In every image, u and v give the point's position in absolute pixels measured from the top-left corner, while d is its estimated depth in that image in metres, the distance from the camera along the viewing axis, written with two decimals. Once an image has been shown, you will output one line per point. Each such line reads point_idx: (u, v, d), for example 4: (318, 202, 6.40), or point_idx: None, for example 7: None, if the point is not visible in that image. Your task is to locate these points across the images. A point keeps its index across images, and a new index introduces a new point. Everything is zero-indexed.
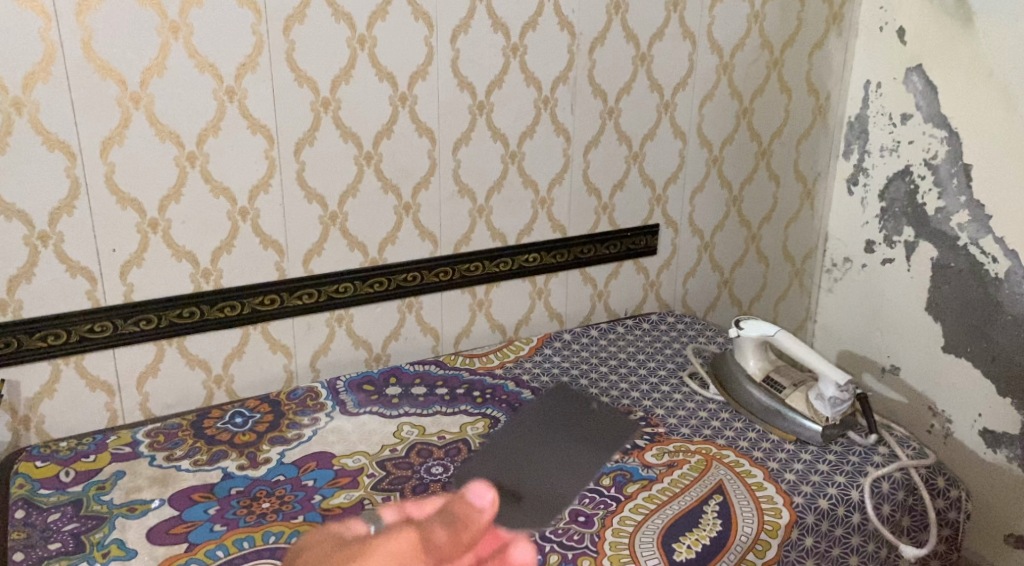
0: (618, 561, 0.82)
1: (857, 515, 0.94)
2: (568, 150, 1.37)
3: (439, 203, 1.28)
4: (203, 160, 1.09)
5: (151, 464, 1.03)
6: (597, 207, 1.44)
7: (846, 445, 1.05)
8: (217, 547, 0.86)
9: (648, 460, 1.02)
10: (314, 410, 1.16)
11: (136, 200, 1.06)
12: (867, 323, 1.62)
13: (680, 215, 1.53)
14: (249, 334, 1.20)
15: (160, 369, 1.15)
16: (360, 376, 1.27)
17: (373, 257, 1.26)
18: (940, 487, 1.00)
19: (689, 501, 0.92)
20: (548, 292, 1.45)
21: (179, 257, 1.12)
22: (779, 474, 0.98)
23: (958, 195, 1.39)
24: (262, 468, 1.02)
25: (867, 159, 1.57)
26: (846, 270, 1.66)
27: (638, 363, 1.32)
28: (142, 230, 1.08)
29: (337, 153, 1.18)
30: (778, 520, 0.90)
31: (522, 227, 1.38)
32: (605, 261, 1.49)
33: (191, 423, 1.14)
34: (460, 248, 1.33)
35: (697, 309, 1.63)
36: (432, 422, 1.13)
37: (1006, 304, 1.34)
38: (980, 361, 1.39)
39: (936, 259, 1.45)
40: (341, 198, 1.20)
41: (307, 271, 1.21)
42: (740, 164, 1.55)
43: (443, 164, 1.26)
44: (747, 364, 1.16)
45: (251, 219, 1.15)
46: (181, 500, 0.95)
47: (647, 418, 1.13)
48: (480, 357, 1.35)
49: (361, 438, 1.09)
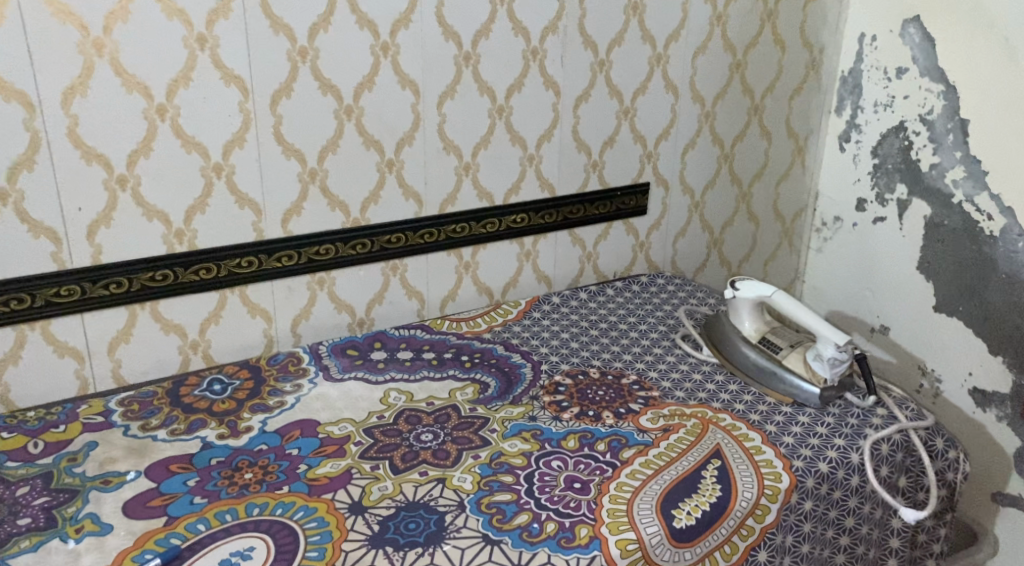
0: (616, 528, 0.80)
1: (857, 478, 0.93)
2: (557, 105, 1.31)
3: (423, 159, 1.23)
4: (174, 113, 1.02)
5: (125, 434, 0.98)
6: (587, 164, 1.39)
7: (844, 407, 1.03)
8: (198, 521, 0.82)
9: (643, 424, 0.99)
10: (296, 376, 1.12)
11: (102, 154, 0.99)
12: (857, 282, 1.61)
13: (671, 174, 1.49)
14: (227, 298, 1.14)
15: (133, 335, 1.09)
16: (343, 340, 1.22)
17: (355, 218, 1.21)
18: (938, 448, 0.98)
19: (687, 465, 0.90)
20: (537, 254, 1.41)
21: (151, 217, 1.06)
22: (777, 437, 0.96)
23: (954, 151, 1.36)
24: (243, 437, 0.98)
25: (860, 115, 1.54)
26: (836, 229, 1.64)
27: (629, 326, 1.29)
28: (110, 186, 1.01)
29: (316, 105, 1.11)
30: (778, 484, 0.89)
31: (510, 186, 1.33)
32: (594, 221, 1.45)
33: (167, 390, 1.09)
34: (446, 207, 1.28)
35: (686, 270, 1.60)
36: (420, 388, 1.09)
37: (1000, 262, 1.32)
38: (973, 321, 1.38)
39: (930, 217, 1.43)
40: (321, 154, 1.14)
41: (285, 232, 1.16)
42: (732, 120, 1.51)
43: (428, 119, 1.21)
44: (743, 326, 1.14)
45: (226, 176, 1.09)
46: (158, 472, 0.91)
47: (640, 382, 1.10)
48: (466, 321, 1.31)
49: (347, 405, 1.05)
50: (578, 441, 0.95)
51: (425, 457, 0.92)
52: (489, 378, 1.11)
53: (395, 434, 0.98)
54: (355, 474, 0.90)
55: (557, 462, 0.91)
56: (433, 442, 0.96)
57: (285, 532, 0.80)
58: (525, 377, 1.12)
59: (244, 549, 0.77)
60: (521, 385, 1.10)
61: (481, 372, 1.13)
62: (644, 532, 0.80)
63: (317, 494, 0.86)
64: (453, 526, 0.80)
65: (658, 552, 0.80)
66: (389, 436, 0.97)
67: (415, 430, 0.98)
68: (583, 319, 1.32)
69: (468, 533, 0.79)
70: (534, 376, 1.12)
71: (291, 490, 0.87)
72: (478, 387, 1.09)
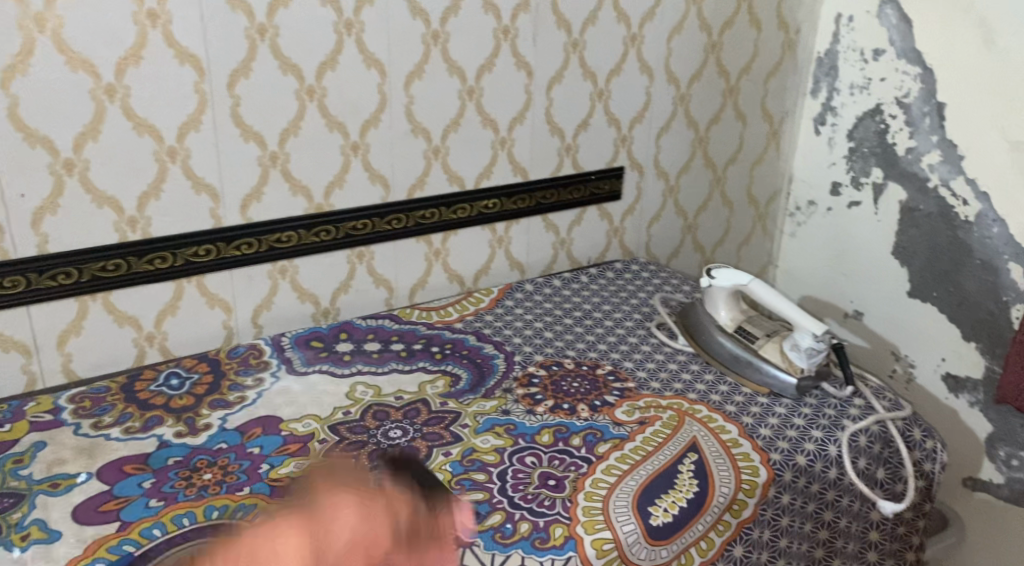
0: (592, 527, 0.78)
1: (834, 471, 0.91)
2: (530, 86, 1.27)
3: (390, 142, 1.18)
4: (123, 93, 0.96)
5: (75, 433, 0.93)
6: (560, 147, 1.35)
7: (821, 397, 1.02)
8: (154, 526, 0.77)
9: (618, 417, 0.97)
10: (258, 369, 1.08)
11: (46, 137, 0.93)
12: (831, 267, 1.61)
13: (646, 157, 1.46)
14: (184, 288, 1.09)
15: (83, 328, 1.03)
16: (307, 331, 1.18)
17: (319, 203, 1.16)
18: (915, 439, 0.97)
19: (664, 460, 0.88)
20: (509, 240, 1.37)
21: (101, 203, 0.99)
22: (754, 429, 0.94)
23: (930, 134, 1.36)
24: (202, 435, 0.93)
25: (836, 98, 1.53)
26: (811, 214, 1.63)
27: (604, 314, 1.26)
28: (55, 171, 0.95)
29: (276, 85, 1.06)
30: (755, 478, 0.87)
31: (482, 170, 1.29)
32: (567, 207, 1.41)
33: (121, 385, 1.03)
34: (414, 192, 1.23)
35: (660, 256, 1.58)
36: (388, 381, 1.05)
37: (974, 248, 1.33)
38: (947, 306, 1.39)
39: (905, 202, 1.43)
40: (282, 136, 1.09)
41: (245, 219, 1.10)
42: (707, 102, 1.48)
43: (394, 100, 1.16)
44: (718, 315, 1.12)
45: (181, 160, 1.03)
46: (111, 473, 0.86)
47: (615, 372, 1.08)
48: (437, 310, 1.27)
49: (311, 400, 1.01)
50: (552, 436, 0.93)
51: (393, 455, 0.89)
52: (461, 370, 1.08)
53: (362, 431, 0.94)
54: None
55: (531, 458, 0.88)
56: (402, 438, 0.92)
57: None
58: (497, 369, 1.09)
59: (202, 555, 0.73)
60: (494, 377, 1.07)
61: (452, 364, 1.10)
62: (620, 531, 0.78)
63: (279, 496, 0.82)
64: None
65: (635, 551, 0.78)
66: (356, 433, 0.93)
67: (383, 426, 0.95)
68: (557, 307, 1.29)
69: None
70: (507, 368, 1.09)
71: (253, 491, 0.83)
72: (448, 379, 1.06)
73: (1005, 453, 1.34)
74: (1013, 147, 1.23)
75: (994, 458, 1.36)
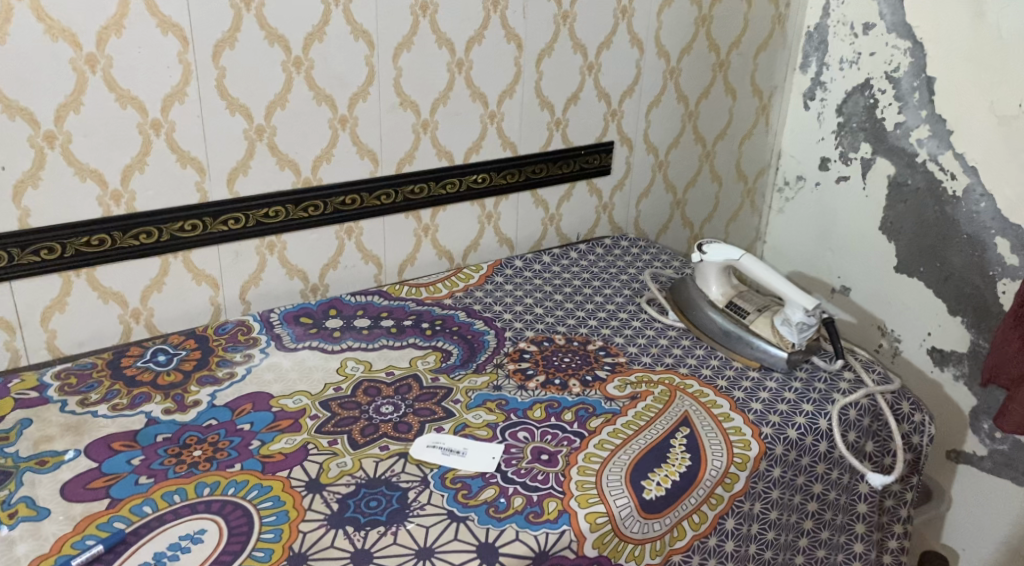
0: (586, 501, 0.78)
1: (825, 444, 0.92)
2: (520, 59, 1.26)
3: (379, 116, 1.16)
4: (105, 63, 0.93)
5: (62, 410, 0.92)
6: (550, 122, 1.34)
7: (811, 371, 1.03)
8: (144, 503, 0.77)
9: (610, 392, 0.97)
10: (247, 346, 1.07)
11: (26, 109, 0.90)
12: (819, 243, 1.62)
13: (635, 132, 1.45)
14: (170, 263, 1.07)
15: (68, 304, 1.02)
16: (296, 307, 1.17)
17: (307, 177, 1.14)
18: (904, 412, 0.99)
19: (656, 434, 0.89)
20: (498, 216, 1.36)
21: (84, 177, 0.97)
22: (745, 404, 0.95)
23: (919, 109, 1.37)
24: (191, 412, 0.92)
25: (826, 73, 1.53)
26: (799, 189, 1.64)
27: (594, 290, 1.26)
28: (36, 144, 0.93)
29: (261, 57, 1.03)
30: (747, 452, 0.87)
31: (471, 144, 1.27)
32: (557, 182, 1.40)
33: (107, 362, 1.02)
34: (403, 167, 1.22)
35: (649, 232, 1.58)
36: (378, 357, 1.05)
37: (961, 223, 1.34)
38: (933, 282, 1.41)
39: (893, 177, 1.44)
40: (268, 109, 1.07)
41: (231, 193, 1.08)
42: (697, 76, 1.47)
43: (382, 73, 1.14)
44: (709, 290, 1.13)
45: (166, 133, 1.01)
46: (99, 451, 0.85)
47: (606, 348, 1.08)
48: (426, 286, 1.26)
49: (301, 377, 1.00)
50: (544, 411, 0.93)
51: (385, 431, 0.89)
52: (452, 346, 1.08)
53: (354, 407, 0.93)
54: (312, 450, 0.85)
55: (524, 433, 0.88)
56: (394, 414, 0.92)
57: (238, 513, 0.75)
58: (488, 345, 1.08)
59: (194, 532, 0.73)
60: (485, 352, 1.06)
61: (443, 340, 1.09)
62: (613, 505, 0.78)
63: (271, 472, 0.82)
64: (416, 503, 0.77)
65: (628, 525, 0.78)
66: (347, 409, 0.93)
67: (375, 402, 0.94)
68: (547, 283, 1.28)
69: (432, 510, 0.76)
70: (498, 344, 1.08)
71: (244, 468, 0.82)
72: (439, 355, 1.05)
73: (989, 426, 1.37)
74: (1001, 121, 1.24)
75: (978, 431, 1.39)
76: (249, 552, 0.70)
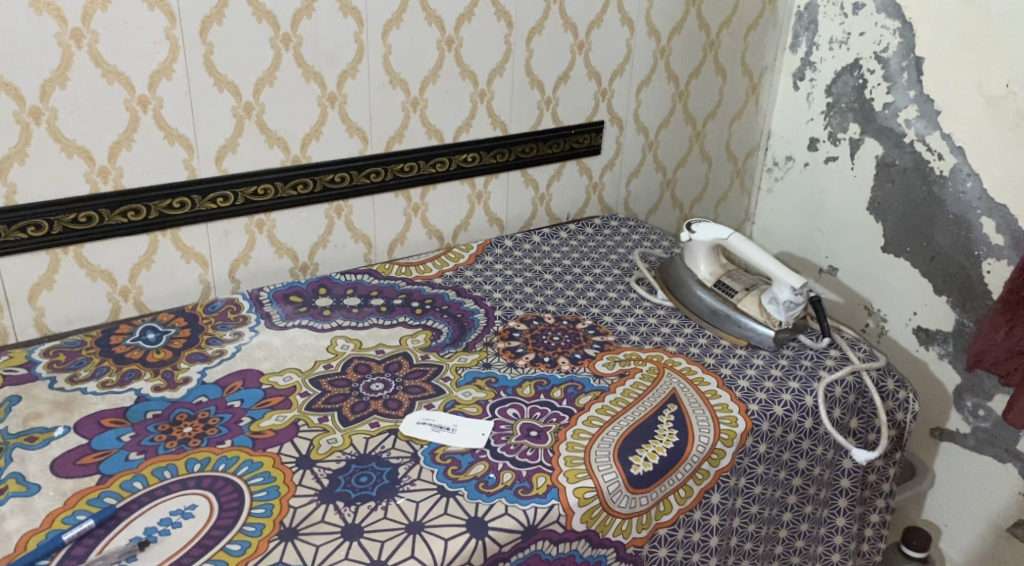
0: (574, 476, 0.79)
1: (810, 420, 0.94)
2: (509, 37, 1.25)
3: (368, 93, 1.15)
4: (91, 39, 0.92)
5: (51, 387, 0.91)
6: (540, 101, 1.34)
7: (797, 349, 1.04)
8: (134, 479, 0.77)
9: (599, 369, 0.98)
10: (236, 324, 1.06)
11: (11, 83, 0.89)
12: (807, 223, 1.63)
13: (625, 112, 1.45)
14: (158, 241, 1.07)
15: (56, 282, 1.01)
16: (285, 286, 1.17)
17: (296, 155, 1.13)
18: (889, 389, 1.00)
19: (644, 411, 0.90)
20: (488, 195, 1.36)
21: (70, 153, 0.96)
22: (732, 381, 0.96)
23: (908, 89, 1.37)
24: (181, 389, 0.92)
25: (815, 53, 1.53)
26: (788, 169, 1.65)
27: (583, 270, 1.26)
28: (22, 119, 0.92)
29: (249, 33, 1.02)
30: (734, 428, 0.89)
31: (461, 123, 1.27)
32: (547, 161, 1.40)
33: (96, 339, 1.02)
34: (392, 146, 1.21)
35: (639, 212, 1.58)
36: (368, 335, 1.05)
37: (948, 203, 1.35)
38: (919, 262, 1.42)
39: (881, 157, 1.45)
40: (256, 87, 1.06)
41: (220, 171, 1.08)
42: (688, 55, 1.47)
43: (371, 50, 1.13)
44: (698, 269, 1.13)
45: (153, 109, 1.00)
46: (89, 427, 0.85)
47: (595, 326, 1.09)
48: (416, 265, 1.26)
49: (291, 354, 1.00)
50: (533, 388, 0.94)
51: (376, 408, 0.89)
52: (441, 324, 1.08)
53: (344, 384, 0.94)
54: (302, 427, 0.86)
55: (513, 410, 0.89)
56: (384, 392, 0.93)
57: (228, 489, 0.76)
58: (478, 323, 1.09)
59: (184, 507, 0.73)
60: (474, 331, 1.07)
61: (432, 318, 1.10)
62: (602, 480, 0.79)
63: (261, 448, 0.82)
64: (406, 478, 0.78)
65: (616, 499, 0.79)
66: (337, 386, 0.93)
67: (365, 380, 0.95)
68: (537, 263, 1.29)
69: (422, 485, 0.77)
70: (487, 322, 1.09)
71: (234, 444, 0.83)
72: (429, 334, 1.06)
73: (972, 404, 1.39)
74: (989, 101, 1.25)
75: (961, 409, 1.41)
76: (240, 526, 0.71)
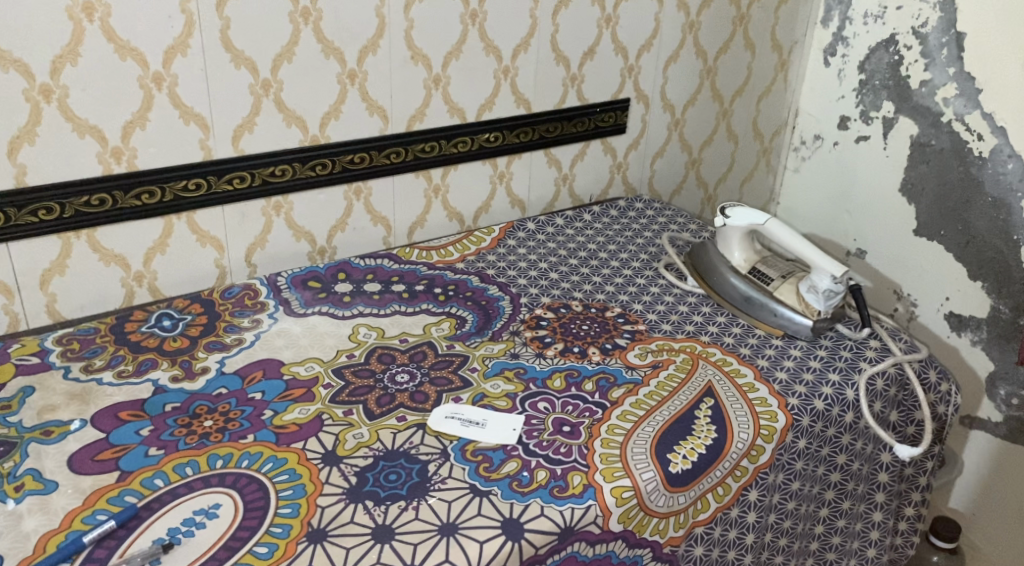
0: (611, 475, 0.76)
1: (851, 414, 0.91)
2: (535, 11, 1.19)
3: (389, 70, 1.11)
4: (103, 12, 0.88)
5: (66, 377, 0.88)
6: (565, 78, 1.29)
7: (835, 339, 1.00)
8: (155, 476, 0.74)
9: (631, 360, 0.94)
10: (254, 311, 1.03)
11: (20, 60, 0.85)
12: (834, 204, 1.58)
13: (652, 89, 1.40)
14: (173, 224, 1.03)
15: (68, 267, 0.97)
16: (304, 271, 1.13)
17: (314, 136, 1.09)
18: (931, 381, 0.97)
19: (680, 405, 0.86)
20: (511, 176, 1.32)
21: (82, 133, 0.92)
22: (770, 373, 0.93)
23: (947, 66, 1.31)
24: (200, 380, 0.89)
25: (848, 27, 1.47)
26: (816, 148, 1.60)
27: (610, 254, 1.22)
28: (32, 97, 0.87)
29: (268, 7, 0.97)
30: (774, 424, 0.85)
31: (484, 100, 1.22)
32: (571, 141, 1.35)
33: (110, 327, 0.98)
34: (413, 125, 1.17)
35: (663, 192, 1.54)
36: (391, 323, 1.02)
37: (986, 185, 1.30)
38: (953, 246, 1.38)
39: (916, 137, 1.39)
40: (274, 62, 1.01)
41: (236, 151, 1.04)
42: (717, 30, 1.41)
43: (393, 24, 1.08)
44: (731, 255, 1.09)
45: (168, 87, 0.95)
46: (107, 420, 0.82)
47: (625, 315, 1.05)
48: (437, 249, 1.22)
49: (313, 343, 0.97)
50: (564, 381, 0.90)
51: (402, 401, 0.86)
52: (466, 311, 1.05)
53: (368, 375, 0.91)
54: (327, 421, 0.83)
55: (544, 404, 0.86)
56: (410, 383, 0.89)
57: (253, 487, 0.73)
58: (504, 311, 1.05)
59: (208, 507, 0.70)
60: (500, 319, 1.03)
61: (456, 306, 1.06)
62: (640, 479, 0.76)
63: (285, 444, 0.79)
64: (437, 476, 0.75)
65: (654, 499, 0.76)
66: (362, 377, 0.90)
67: (390, 370, 0.92)
68: (562, 247, 1.25)
69: (453, 484, 0.74)
70: (513, 310, 1.05)
71: (256, 439, 0.80)
72: (454, 322, 1.02)
73: (1005, 392, 1.36)
74: None
75: (994, 397, 1.38)
76: (267, 528, 0.68)
